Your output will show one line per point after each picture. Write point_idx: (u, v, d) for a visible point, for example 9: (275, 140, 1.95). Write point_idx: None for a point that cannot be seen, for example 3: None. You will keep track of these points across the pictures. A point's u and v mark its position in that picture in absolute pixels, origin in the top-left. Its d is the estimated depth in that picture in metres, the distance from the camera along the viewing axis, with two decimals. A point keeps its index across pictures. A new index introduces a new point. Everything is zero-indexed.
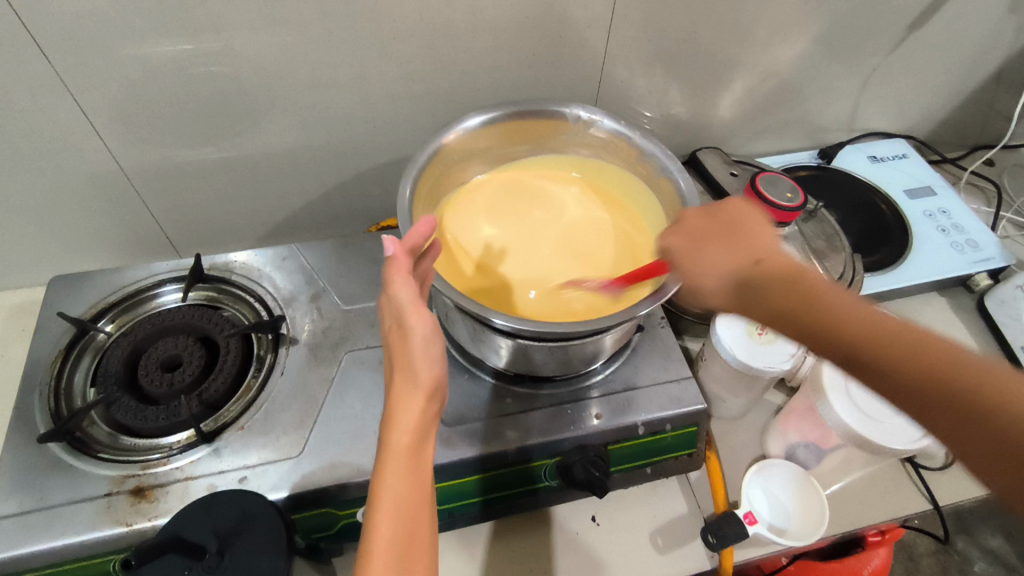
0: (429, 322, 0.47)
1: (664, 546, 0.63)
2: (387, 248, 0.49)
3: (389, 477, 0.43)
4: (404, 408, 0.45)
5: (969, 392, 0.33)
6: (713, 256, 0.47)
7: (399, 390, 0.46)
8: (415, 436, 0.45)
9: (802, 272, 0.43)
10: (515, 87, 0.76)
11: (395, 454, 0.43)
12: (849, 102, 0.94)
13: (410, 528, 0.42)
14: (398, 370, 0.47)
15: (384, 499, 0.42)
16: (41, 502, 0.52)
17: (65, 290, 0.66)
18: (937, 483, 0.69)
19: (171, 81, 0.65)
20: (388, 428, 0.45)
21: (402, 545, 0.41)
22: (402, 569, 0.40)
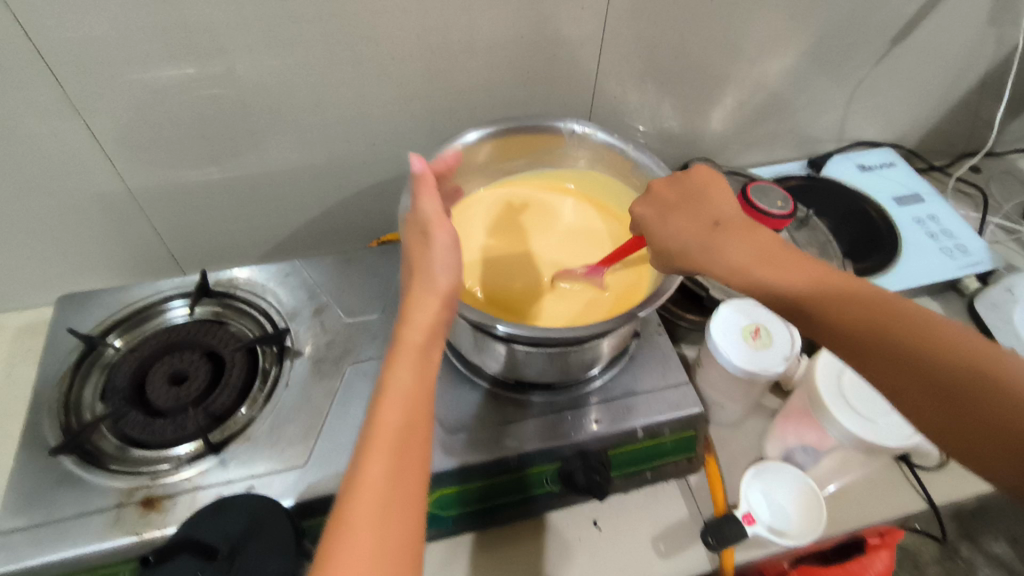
0: (450, 232, 0.50)
1: (665, 551, 0.63)
2: (413, 165, 0.52)
3: (396, 369, 0.43)
4: (419, 308, 0.47)
5: (964, 384, 0.38)
6: (676, 229, 0.54)
7: (415, 294, 0.48)
8: (428, 333, 0.46)
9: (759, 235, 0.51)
10: (511, 103, 0.78)
11: (407, 348, 0.44)
12: (836, 113, 0.96)
13: (413, 418, 0.41)
14: (416, 274, 0.49)
15: (391, 389, 0.42)
16: (52, 514, 0.53)
17: (74, 308, 0.67)
18: (933, 484, 0.70)
19: (177, 103, 0.67)
20: (403, 326, 0.46)
21: (403, 434, 0.40)
22: (402, 450, 0.40)
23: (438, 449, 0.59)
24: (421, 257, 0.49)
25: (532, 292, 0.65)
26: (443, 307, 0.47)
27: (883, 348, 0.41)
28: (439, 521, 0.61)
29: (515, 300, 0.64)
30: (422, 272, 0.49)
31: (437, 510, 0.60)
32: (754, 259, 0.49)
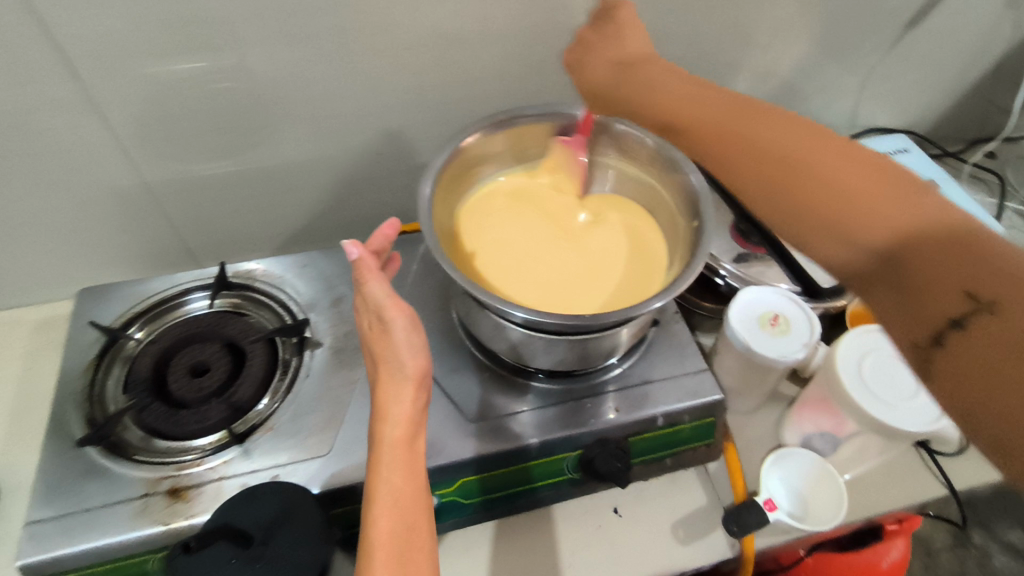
0: (407, 314, 0.49)
1: (684, 537, 0.64)
2: (350, 253, 0.50)
3: (385, 472, 0.44)
4: (395, 401, 0.47)
5: (926, 248, 0.40)
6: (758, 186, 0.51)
7: (386, 383, 0.48)
8: (408, 427, 0.46)
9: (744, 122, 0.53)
10: (524, 92, 0.78)
11: (387, 448, 0.45)
12: (850, 99, 0.96)
13: (409, 519, 0.44)
14: (383, 365, 0.49)
15: (383, 494, 0.44)
16: (80, 504, 0.54)
17: (94, 300, 0.68)
18: (952, 470, 0.70)
19: (192, 96, 0.67)
20: (381, 421, 0.46)
21: (401, 540, 0.43)
22: (403, 557, 0.42)
23: (460, 437, 0.59)
24: (382, 348, 0.49)
25: (556, 281, 0.65)
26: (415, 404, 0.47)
27: (915, 253, 0.40)
28: (462, 509, 0.61)
29: (540, 288, 0.64)
30: (387, 364, 0.48)
31: (458, 498, 0.60)
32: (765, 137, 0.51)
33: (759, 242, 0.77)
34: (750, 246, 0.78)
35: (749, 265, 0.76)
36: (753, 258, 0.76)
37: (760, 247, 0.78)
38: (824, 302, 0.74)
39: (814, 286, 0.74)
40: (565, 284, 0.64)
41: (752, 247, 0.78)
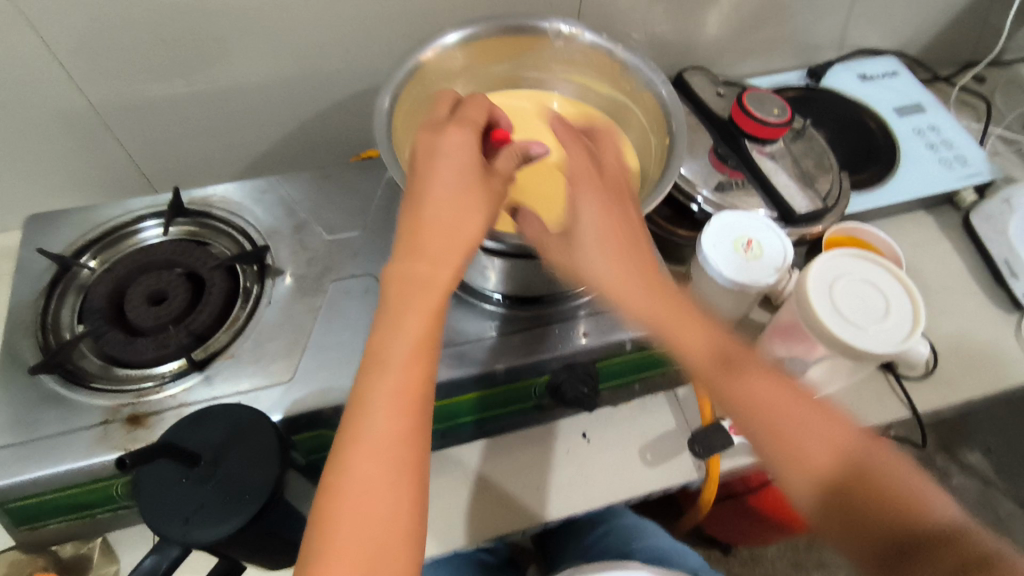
0: (460, 150, 0.48)
1: (652, 461, 0.65)
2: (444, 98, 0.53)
3: (406, 317, 0.43)
4: (434, 241, 0.45)
5: (872, 504, 0.41)
6: (590, 217, 0.53)
7: (432, 224, 0.45)
8: (445, 273, 0.45)
9: (432, 248, 0.45)
10: (494, 4, 0.73)
11: (412, 289, 0.44)
12: (839, 17, 0.91)
13: (421, 371, 0.43)
14: (438, 204, 0.46)
15: (397, 335, 0.43)
16: (38, 432, 0.53)
17: (42, 227, 0.65)
18: (917, 394, 0.70)
19: (130, 9, 0.62)
20: (415, 260, 0.44)
21: (405, 394, 0.42)
22: (420, 400, 0.42)
23: None
24: (439, 173, 0.47)
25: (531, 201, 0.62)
26: (467, 247, 0.46)
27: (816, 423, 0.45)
28: (429, 435, 0.62)
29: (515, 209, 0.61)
30: (445, 197, 0.46)
31: None
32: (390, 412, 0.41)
33: (737, 167, 0.75)
34: (727, 171, 0.76)
35: (727, 193, 0.74)
36: (732, 186, 0.74)
37: (737, 172, 0.76)
38: (799, 229, 0.72)
39: (790, 213, 0.72)
40: (542, 202, 0.63)
41: (729, 171, 0.76)
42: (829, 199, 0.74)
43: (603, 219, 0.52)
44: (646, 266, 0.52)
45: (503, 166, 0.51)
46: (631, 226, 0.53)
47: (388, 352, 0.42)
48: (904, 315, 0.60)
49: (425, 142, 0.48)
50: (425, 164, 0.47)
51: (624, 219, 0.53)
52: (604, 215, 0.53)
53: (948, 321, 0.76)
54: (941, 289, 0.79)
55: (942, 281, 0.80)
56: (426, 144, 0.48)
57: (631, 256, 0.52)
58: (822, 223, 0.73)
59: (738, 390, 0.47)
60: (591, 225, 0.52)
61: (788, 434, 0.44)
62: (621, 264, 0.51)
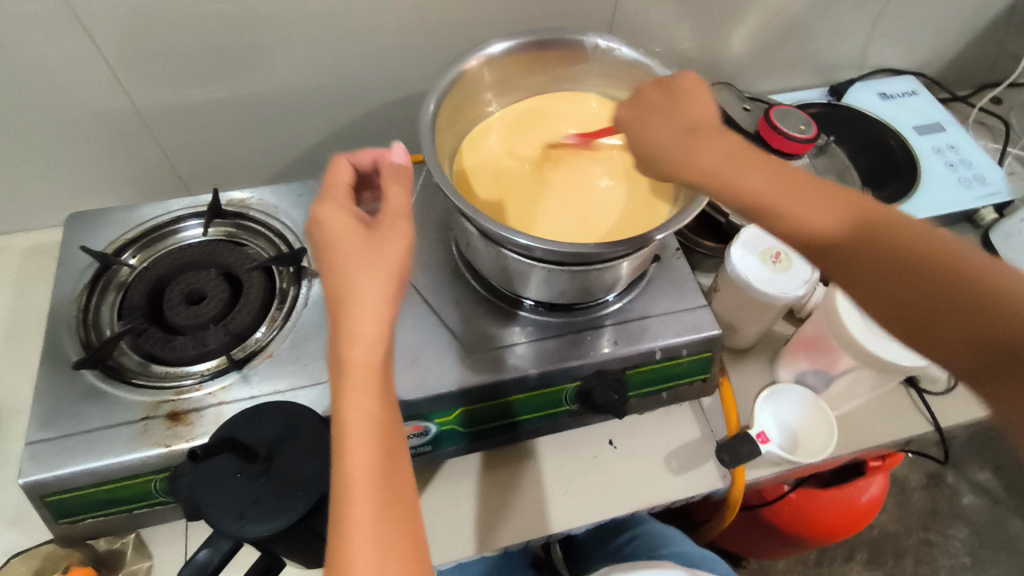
0: (393, 197, 0.47)
1: (678, 468, 0.65)
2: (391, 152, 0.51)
3: (356, 343, 0.41)
4: (368, 272, 0.43)
5: (943, 296, 0.39)
6: (662, 134, 0.51)
7: (353, 302, 0.42)
8: (379, 349, 0.42)
9: (366, 281, 0.43)
10: (529, 18, 0.74)
11: (357, 313, 0.42)
12: (861, 37, 0.93)
13: (383, 394, 0.41)
14: (355, 278, 0.42)
15: (354, 364, 0.41)
16: (80, 426, 0.54)
17: (84, 225, 0.66)
18: (939, 408, 0.71)
19: (178, 14, 0.63)
20: (347, 344, 0.41)
21: (374, 424, 0.40)
22: (386, 424, 0.41)
23: (461, 366, 0.59)
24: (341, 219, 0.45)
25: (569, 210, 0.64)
26: (396, 275, 0.44)
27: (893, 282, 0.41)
28: (459, 438, 0.63)
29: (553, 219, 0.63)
30: (360, 275, 0.43)
31: (457, 426, 0.61)
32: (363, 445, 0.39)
33: None
34: None
35: None
36: None
37: None
38: None
39: None
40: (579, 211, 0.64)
41: None
42: None
43: (666, 134, 0.51)
44: (727, 143, 0.49)
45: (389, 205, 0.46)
46: (689, 122, 0.51)
47: (349, 384, 0.40)
48: None
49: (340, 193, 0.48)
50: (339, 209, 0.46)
51: (676, 127, 0.51)
52: (668, 132, 0.51)
53: None
54: None
55: None
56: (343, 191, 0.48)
57: (724, 152, 0.48)
58: None
59: (883, 269, 0.41)
60: (665, 141, 0.51)
61: (954, 323, 0.38)
62: (679, 152, 0.49)
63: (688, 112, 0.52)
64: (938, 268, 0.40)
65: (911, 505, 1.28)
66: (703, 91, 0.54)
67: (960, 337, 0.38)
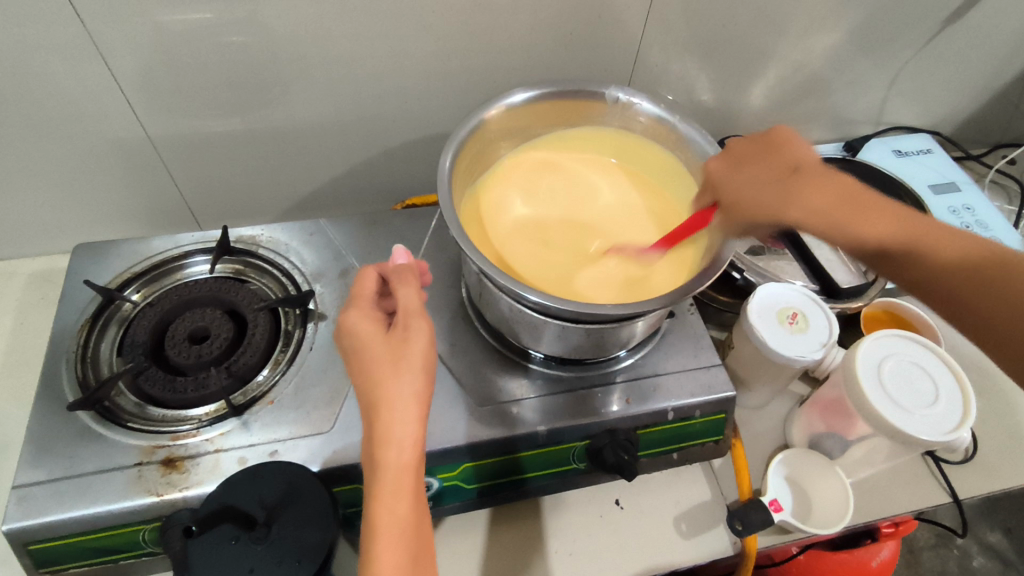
0: (410, 294, 0.49)
1: (687, 532, 0.63)
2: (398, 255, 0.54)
3: (393, 443, 0.43)
4: (404, 373, 0.45)
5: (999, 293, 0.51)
6: (753, 176, 0.56)
7: (388, 407, 0.44)
8: (411, 451, 0.43)
9: (391, 383, 0.45)
10: (550, 67, 0.74)
11: (393, 412, 0.44)
12: (878, 95, 0.93)
13: (414, 497, 0.43)
14: (388, 382, 0.45)
15: (388, 466, 0.42)
16: (71, 470, 0.52)
17: (91, 257, 0.65)
18: (957, 478, 0.69)
19: (201, 50, 0.63)
20: (382, 447, 0.43)
21: (405, 530, 0.41)
22: (415, 530, 0.42)
23: (468, 420, 0.58)
24: (365, 318, 0.48)
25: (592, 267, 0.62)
26: (422, 372, 0.46)
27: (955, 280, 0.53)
28: (463, 494, 0.60)
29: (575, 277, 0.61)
30: (390, 379, 0.45)
31: (460, 482, 0.59)
32: (393, 552, 0.40)
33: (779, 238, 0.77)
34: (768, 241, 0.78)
35: (766, 261, 0.76)
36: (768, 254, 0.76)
37: (779, 243, 0.77)
38: (841, 302, 0.72)
39: (834, 286, 0.73)
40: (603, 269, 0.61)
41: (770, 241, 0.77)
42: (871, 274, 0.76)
43: (767, 181, 0.55)
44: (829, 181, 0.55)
45: (405, 302, 0.48)
46: (786, 169, 0.55)
47: (381, 487, 0.42)
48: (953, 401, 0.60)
49: (359, 294, 0.50)
50: (361, 309, 0.49)
51: (780, 169, 0.55)
52: (767, 183, 0.55)
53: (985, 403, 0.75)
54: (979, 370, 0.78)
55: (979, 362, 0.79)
56: (364, 292, 0.50)
57: (843, 191, 0.54)
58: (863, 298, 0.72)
59: (982, 277, 0.52)
60: (759, 191, 0.55)
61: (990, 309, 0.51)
62: (777, 202, 0.54)
63: (787, 157, 0.55)
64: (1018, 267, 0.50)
65: (919, 566, 1.25)
66: (800, 140, 0.56)
67: (1005, 325, 0.49)
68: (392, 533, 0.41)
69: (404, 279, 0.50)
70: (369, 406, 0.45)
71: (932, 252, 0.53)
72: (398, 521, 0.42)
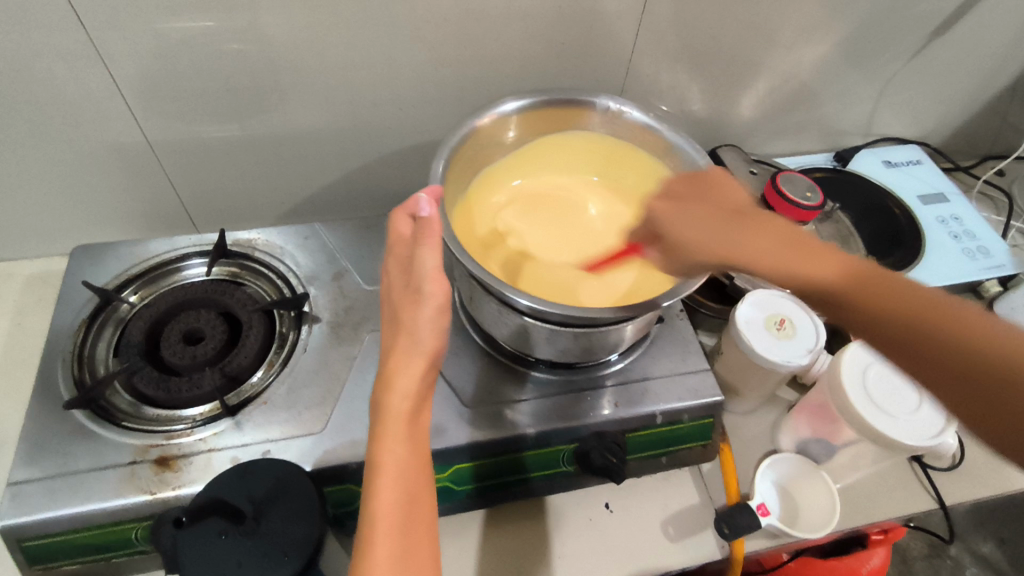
0: (434, 255, 0.48)
1: (675, 535, 0.64)
2: (422, 207, 0.50)
3: (397, 389, 0.45)
4: (419, 323, 0.47)
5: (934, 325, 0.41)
6: (684, 215, 0.52)
7: (400, 354, 0.46)
8: (414, 399, 0.45)
9: (407, 332, 0.47)
10: (543, 76, 0.76)
11: (404, 358, 0.46)
12: (868, 106, 0.95)
13: (415, 443, 0.44)
14: (404, 332, 0.47)
15: (391, 410, 0.44)
16: (65, 467, 0.53)
17: (89, 259, 0.66)
18: (944, 484, 0.70)
19: (200, 57, 0.64)
20: (386, 393, 0.45)
21: (403, 471, 0.43)
22: (415, 473, 0.43)
23: (458, 421, 0.58)
24: (396, 268, 0.50)
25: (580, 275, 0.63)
26: (434, 326, 0.47)
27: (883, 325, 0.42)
28: (454, 495, 0.60)
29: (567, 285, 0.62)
30: (410, 327, 0.47)
31: (450, 483, 0.59)
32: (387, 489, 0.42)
33: None
34: None
35: None
36: None
37: None
38: None
39: None
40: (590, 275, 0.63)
41: None
42: None
43: (705, 220, 0.50)
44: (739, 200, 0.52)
45: (427, 265, 0.47)
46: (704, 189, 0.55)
47: (382, 427, 0.44)
48: (937, 410, 0.61)
49: (392, 242, 0.51)
50: (393, 257, 0.50)
51: (719, 208, 0.52)
52: (710, 218, 0.51)
53: None
54: None
55: None
56: (395, 242, 0.51)
57: (731, 207, 0.52)
58: None
59: (919, 329, 0.41)
60: (693, 228, 0.51)
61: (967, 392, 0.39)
62: (717, 236, 0.49)
63: (720, 196, 0.54)
64: (959, 327, 0.40)
65: None
66: (728, 176, 0.56)
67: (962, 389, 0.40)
68: (389, 471, 0.42)
69: (431, 242, 0.48)
70: (388, 350, 0.47)
71: (887, 298, 0.42)
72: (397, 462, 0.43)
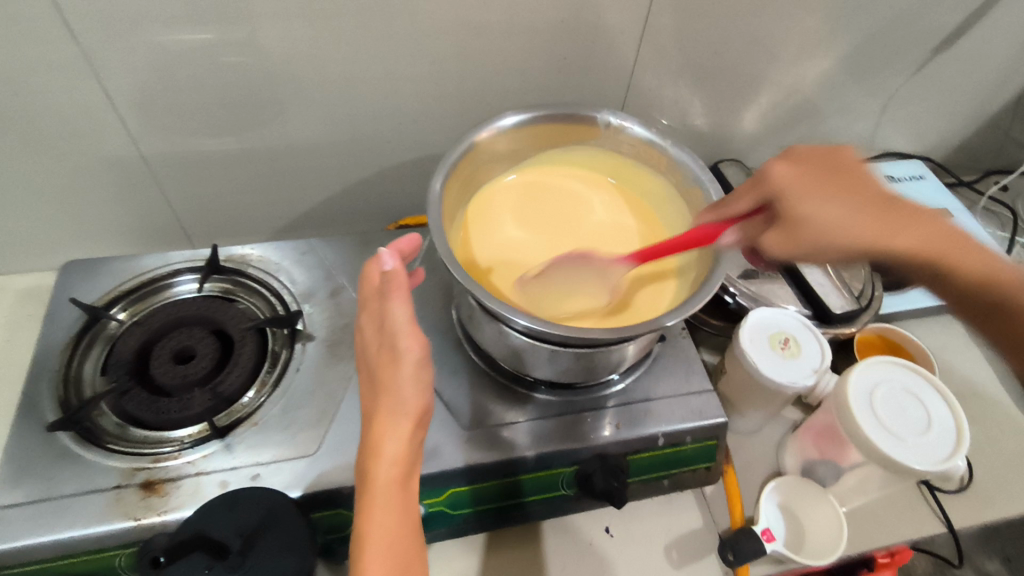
0: (404, 308, 0.46)
1: (678, 561, 0.62)
2: (386, 261, 0.49)
3: (383, 457, 0.43)
4: (401, 380, 0.45)
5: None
6: (822, 197, 0.51)
7: (383, 416, 0.44)
8: (401, 466, 0.44)
9: (388, 395, 0.45)
10: (543, 90, 0.75)
11: (389, 422, 0.44)
12: (871, 121, 0.94)
13: (405, 513, 0.43)
14: (384, 395, 0.45)
15: (378, 479, 0.43)
16: (48, 492, 0.51)
17: (78, 275, 0.64)
18: (952, 507, 0.68)
19: (195, 71, 0.63)
20: (373, 459, 0.43)
21: (393, 543, 0.41)
22: (407, 545, 0.42)
23: (455, 444, 0.57)
24: (369, 326, 0.48)
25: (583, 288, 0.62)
26: (418, 384, 0.45)
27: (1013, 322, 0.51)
28: (450, 519, 0.59)
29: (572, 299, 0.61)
30: (390, 390, 0.45)
31: (447, 508, 0.58)
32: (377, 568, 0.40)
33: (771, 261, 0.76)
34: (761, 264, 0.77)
35: (759, 285, 0.75)
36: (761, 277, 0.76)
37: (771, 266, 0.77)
38: (833, 328, 0.73)
39: (826, 312, 0.73)
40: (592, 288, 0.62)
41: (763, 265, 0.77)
42: (862, 299, 0.76)
43: (853, 218, 0.50)
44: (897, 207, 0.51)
45: (398, 317, 0.46)
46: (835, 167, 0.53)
47: (369, 499, 0.42)
48: (947, 432, 0.59)
49: (362, 297, 0.49)
50: (365, 313, 0.48)
51: (866, 195, 0.51)
52: (847, 201, 0.51)
53: (979, 431, 0.74)
54: (973, 398, 0.78)
55: (973, 389, 0.79)
56: (368, 295, 0.49)
57: (920, 220, 0.51)
58: (855, 324, 0.74)
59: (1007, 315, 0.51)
60: (842, 215, 0.50)
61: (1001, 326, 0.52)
62: (844, 227, 0.50)
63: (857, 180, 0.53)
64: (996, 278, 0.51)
65: None
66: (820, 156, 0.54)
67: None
68: (380, 546, 0.41)
69: (400, 293, 0.47)
70: (369, 416, 0.45)
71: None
72: (388, 535, 0.41)
